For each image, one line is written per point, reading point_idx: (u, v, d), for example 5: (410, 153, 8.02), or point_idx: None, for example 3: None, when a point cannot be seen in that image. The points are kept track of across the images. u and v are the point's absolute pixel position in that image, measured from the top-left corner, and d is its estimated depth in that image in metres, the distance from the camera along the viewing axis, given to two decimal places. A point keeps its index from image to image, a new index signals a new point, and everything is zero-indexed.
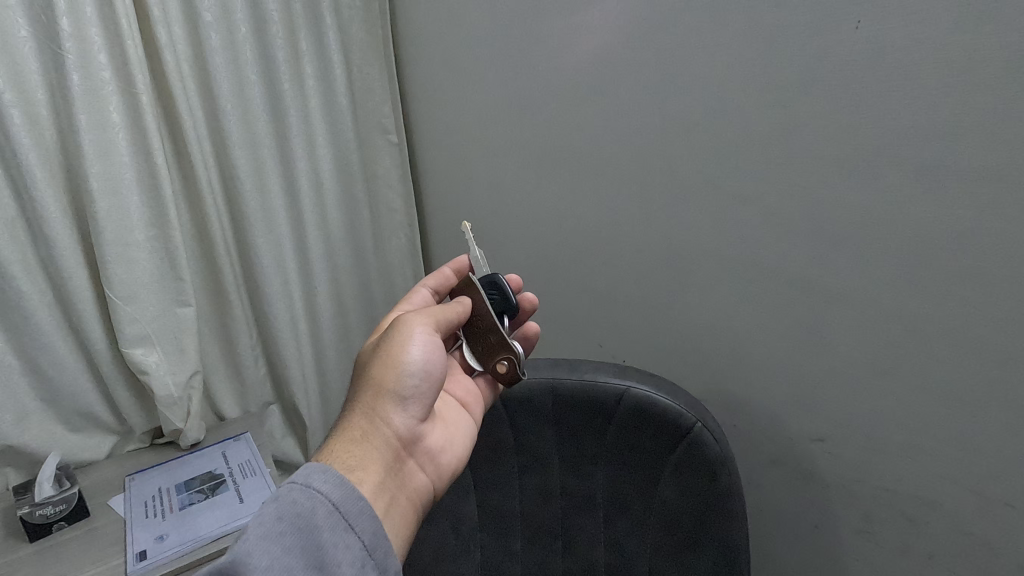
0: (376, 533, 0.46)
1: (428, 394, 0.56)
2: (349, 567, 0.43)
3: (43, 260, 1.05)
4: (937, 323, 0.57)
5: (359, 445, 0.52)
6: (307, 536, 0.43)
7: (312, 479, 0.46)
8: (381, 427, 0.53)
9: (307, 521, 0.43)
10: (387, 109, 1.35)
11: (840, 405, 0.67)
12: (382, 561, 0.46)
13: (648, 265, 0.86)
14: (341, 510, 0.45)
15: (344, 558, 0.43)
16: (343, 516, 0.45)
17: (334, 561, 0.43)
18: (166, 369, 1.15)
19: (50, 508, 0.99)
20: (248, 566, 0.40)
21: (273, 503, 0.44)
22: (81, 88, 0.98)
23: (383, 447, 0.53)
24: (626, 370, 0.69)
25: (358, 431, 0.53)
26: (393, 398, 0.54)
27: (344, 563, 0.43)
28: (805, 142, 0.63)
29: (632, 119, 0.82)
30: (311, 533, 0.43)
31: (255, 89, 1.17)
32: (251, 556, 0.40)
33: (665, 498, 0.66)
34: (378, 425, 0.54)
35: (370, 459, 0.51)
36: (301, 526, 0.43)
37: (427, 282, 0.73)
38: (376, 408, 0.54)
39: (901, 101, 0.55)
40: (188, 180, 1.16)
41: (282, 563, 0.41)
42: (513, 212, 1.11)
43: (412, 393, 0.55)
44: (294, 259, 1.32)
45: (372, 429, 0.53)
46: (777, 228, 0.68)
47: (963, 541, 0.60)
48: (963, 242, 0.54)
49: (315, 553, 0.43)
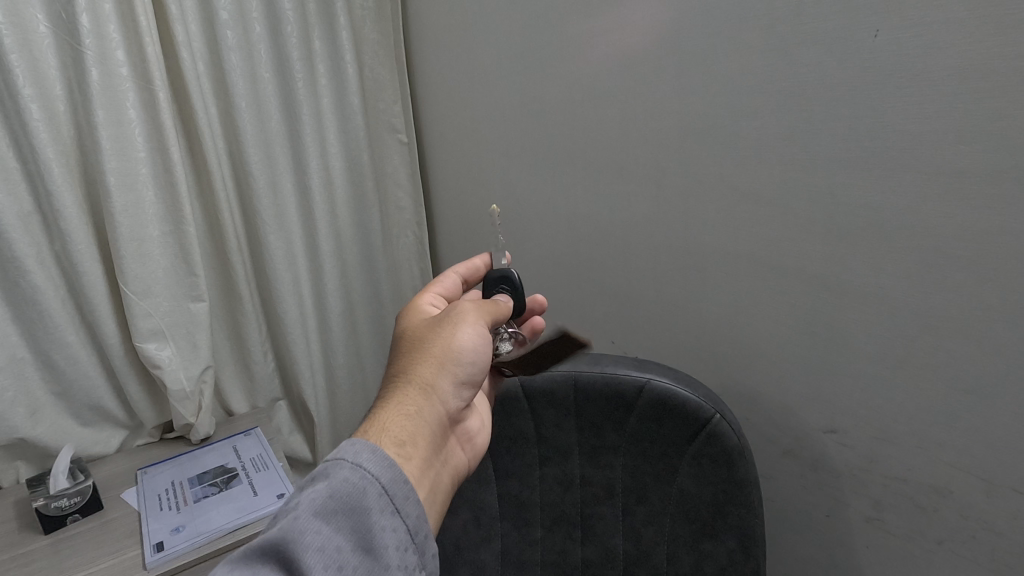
0: (418, 518, 0.47)
1: (475, 381, 0.60)
2: (394, 549, 0.45)
3: (59, 255, 1.06)
4: (949, 318, 0.59)
5: (412, 417, 0.53)
6: (358, 517, 0.44)
7: (361, 458, 0.47)
8: (432, 404, 0.55)
9: (355, 503, 0.44)
10: (397, 109, 1.37)
11: (853, 398, 0.69)
12: (422, 545, 0.47)
13: (661, 263, 0.88)
14: (389, 493, 0.46)
15: (391, 541, 0.45)
16: (390, 500, 0.46)
17: (383, 543, 0.44)
18: (178, 364, 1.16)
19: (65, 500, 1.00)
20: (302, 543, 0.41)
21: (324, 482, 0.45)
22: (99, 83, 0.98)
23: (432, 422, 0.54)
24: (645, 363, 0.71)
25: (411, 404, 0.54)
26: (446, 374, 0.57)
27: (391, 546, 0.44)
28: (820, 145, 0.65)
29: (647, 121, 0.84)
30: (362, 515, 0.44)
31: (269, 87, 1.18)
32: (305, 534, 0.42)
33: (683, 487, 0.68)
34: (429, 401, 0.55)
35: (421, 435, 0.52)
36: (352, 507, 0.44)
37: (458, 268, 0.76)
38: (430, 385, 0.56)
39: (917, 105, 0.57)
40: (201, 177, 1.17)
41: (334, 542, 0.42)
42: (524, 212, 1.13)
43: (464, 379, 0.58)
44: (305, 255, 1.33)
45: (425, 406, 0.55)
46: (791, 227, 0.70)
47: (972, 528, 0.62)
48: (973, 240, 0.56)
49: (363, 534, 0.44)
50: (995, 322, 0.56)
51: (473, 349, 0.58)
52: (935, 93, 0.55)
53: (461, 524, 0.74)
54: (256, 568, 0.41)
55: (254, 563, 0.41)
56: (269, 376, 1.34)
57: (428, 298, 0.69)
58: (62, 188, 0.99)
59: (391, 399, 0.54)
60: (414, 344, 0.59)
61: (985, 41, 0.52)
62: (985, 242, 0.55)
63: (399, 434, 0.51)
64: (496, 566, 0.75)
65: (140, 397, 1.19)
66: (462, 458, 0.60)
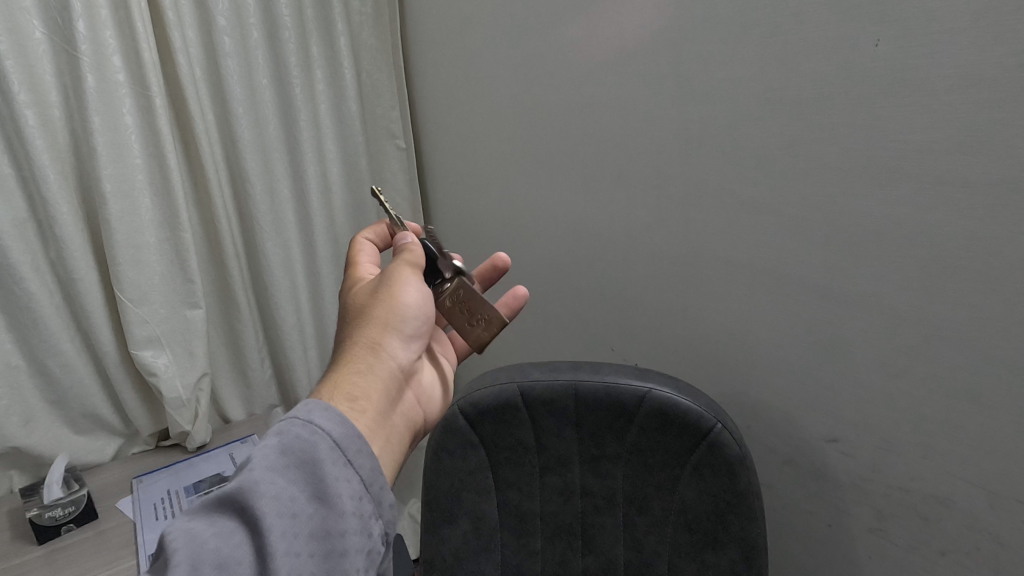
0: (374, 470, 0.46)
1: (422, 332, 0.61)
2: (350, 499, 0.44)
3: (54, 263, 1.05)
4: (952, 328, 0.59)
5: (363, 373, 0.54)
6: (310, 467, 0.43)
7: (313, 416, 0.46)
8: (383, 359, 0.56)
9: (310, 456, 0.44)
10: (395, 114, 1.36)
11: (855, 407, 0.69)
12: (379, 495, 0.46)
13: (660, 271, 0.88)
14: (342, 446, 0.45)
15: (345, 490, 0.44)
16: (344, 452, 0.45)
17: (337, 492, 0.43)
18: (174, 371, 1.16)
19: (58, 510, 0.99)
20: (254, 492, 0.41)
21: (276, 437, 0.44)
22: (95, 89, 0.98)
23: (386, 378, 0.55)
24: (646, 372, 0.70)
25: (361, 362, 0.55)
26: (393, 330, 0.58)
27: (346, 494, 0.43)
28: (823, 154, 0.65)
29: (647, 128, 0.84)
30: (314, 466, 0.43)
31: (267, 93, 1.18)
32: (258, 484, 0.41)
33: (685, 497, 0.67)
34: (379, 358, 0.56)
35: (374, 389, 0.53)
36: (304, 460, 0.43)
37: (363, 233, 0.73)
38: (377, 343, 0.57)
39: (919, 115, 0.57)
40: (199, 183, 1.17)
41: (289, 492, 0.42)
42: (523, 219, 1.12)
43: (410, 332, 0.59)
44: (301, 260, 1.33)
45: (375, 362, 0.56)
46: (793, 235, 0.70)
47: (978, 540, 0.62)
48: (974, 250, 0.56)
49: (317, 484, 0.43)
50: (998, 332, 0.56)
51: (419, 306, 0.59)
52: (937, 102, 0.55)
53: (461, 534, 0.74)
54: (216, 518, 0.41)
55: (214, 513, 0.41)
56: (266, 383, 1.34)
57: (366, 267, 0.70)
58: (58, 195, 0.99)
59: (343, 361, 0.55)
60: (360, 306, 0.60)
61: (989, 50, 0.52)
62: (988, 251, 0.55)
63: (351, 390, 0.52)
64: None
65: (135, 405, 1.19)
66: (416, 409, 0.62)
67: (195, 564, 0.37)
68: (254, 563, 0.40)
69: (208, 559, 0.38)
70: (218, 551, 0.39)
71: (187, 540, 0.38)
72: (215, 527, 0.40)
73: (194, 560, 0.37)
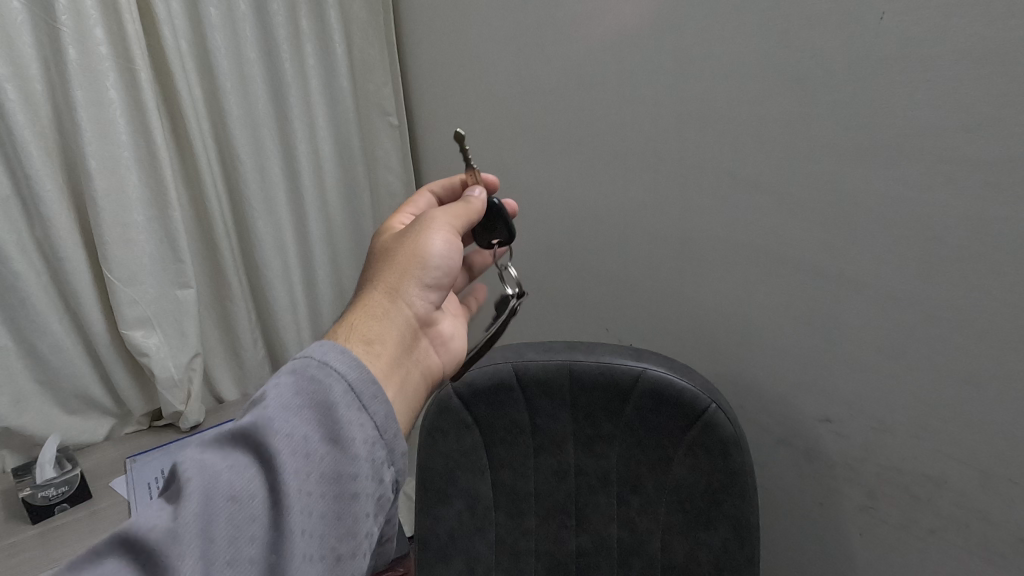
0: (388, 417, 0.45)
1: (446, 284, 0.58)
2: (362, 444, 0.43)
3: (40, 242, 1.03)
4: (949, 309, 0.59)
5: (379, 319, 0.53)
6: (324, 409, 0.43)
7: (327, 359, 0.44)
8: (400, 307, 0.55)
9: (323, 398, 0.43)
10: (388, 90, 1.32)
11: (849, 388, 0.69)
12: (392, 443, 0.45)
13: (656, 251, 0.87)
14: (355, 391, 0.44)
15: (358, 435, 0.43)
16: (357, 397, 0.44)
17: (349, 436, 0.42)
18: (166, 351, 1.16)
19: (51, 490, 0.99)
20: (269, 429, 0.40)
21: (291, 376, 0.43)
22: (77, 63, 0.95)
23: (403, 325, 0.54)
24: (641, 352, 0.70)
25: (377, 307, 0.54)
26: (414, 282, 0.56)
27: (358, 439, 0.43)
28: (823, 132, 0.64)
29: (643, 106, 0.82)
30: (327, 408, 0.42)
31: (256, 67, 1.15)
32: (272, 421, 0.41)
33: (678, 477, 0.67)
34: (397, 305, 0.55)
35: (388, 334, 0.52)
36: (319, 401, 0.43)
37: (433, 185, 0.73)
38: (396, 290, 0.55)
39: (922, 92, 0.56)
40: (187, 160, 1.14)
41: (302, 431, 0.41)
42: (517, 199, 1.11)
43: (434, 282, 0.57)
44: (294, 240, 1.31)
45: (391, 309, 0.55)
46: (791, 215, 0.69)
47: (966, 517, 0.62)
48: (974, 230, 0.55)
49: (330, 426, 0.42)
50: (994, 313, 0.56)
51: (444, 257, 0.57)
52: (940, 79, 0.54)
53: (456, 514, 0.74)
54: (229, 451, 0.40)
55: (227, 446, 0.41)
56: (259, 364, 1.33)
57: (403, 216, 0.68)
58: (42, 172, 0.96)
59: (360, 304, 0.54)
60: (385, 252, 0.59)
61: (994, 25, 0.50)
62: (988, 232, 0.55)
63: (367, 333, 0.51)
64: (491, 555, 0.75)
65: (127, 385, 1.18)
66: (439, 359, 0.61)
67: (208, 494, 0.37)
68: (267, 497, 0.39)
69: (221, 490, 0.38)
70: (232, 483, 0.38)
71: (200, 470, 0.38)
72: (229, 459, 0.40)
73: (207, 494, 0.37)
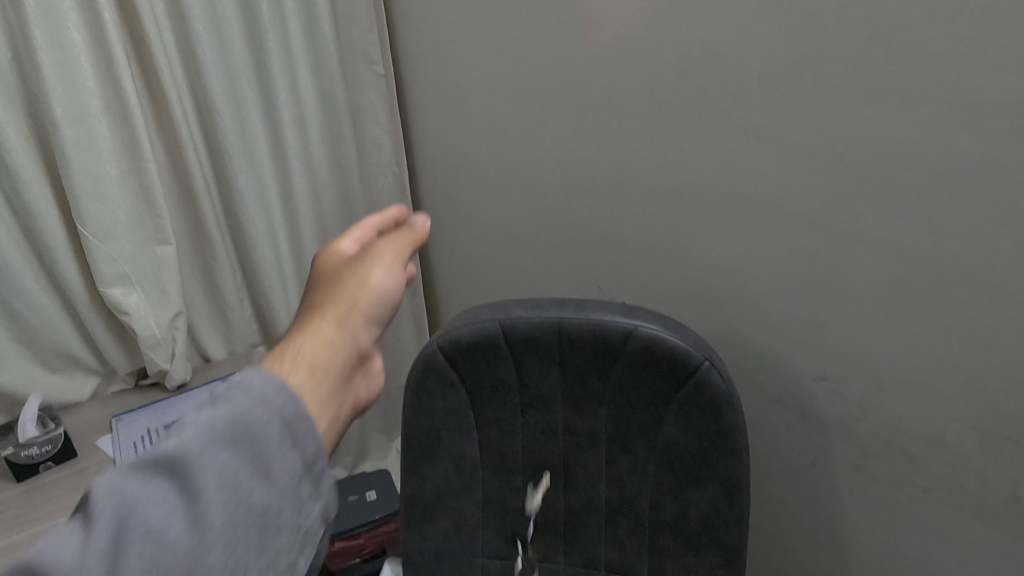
0: (318, 450, 0.38)
1: (388, 318, 0.52)
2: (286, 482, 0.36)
3: (9, 196, 1.00)
4: (958, 262, 0.56)
5: (325, 345, 0.44)
6: (252, 441, 0.36)
7: (252, 385, 0.37)
8: (347, 335, 0.47)
9: (251, 429, 0.36)
10: (373, 36, 1.21)
11: (848, 346, 0.66)
12: (319, 476, 0.38)
13: (652, 205, 0.83)
14: (286, 419, 0.37)
15: (286, 475, 0.36)
16: (288, 430, 0.37)
17: (276, 472, 0.36)
18: (147, 309, 1.12)
19: (35, 448, 0.99)
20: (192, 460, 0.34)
21: (212, 404, 0.36)
22: (34, 3, 0.90)
23: (346, 357, 0.45)
24: (633, 309, 0.67)
25: (325, 333, 0.45)
26: (360, 313, 0.49)
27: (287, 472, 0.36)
28: (836, 71, 0.59)
29: (643, 47, 0.76)
30: (254, 442, 0.35)
31: (230, 10, 1.09)
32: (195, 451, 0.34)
33: (669, 437, 0.65)
34: (342, 332, 0.47)
35: (334, 364, 0.44)
36: (247, 433, 0.36)
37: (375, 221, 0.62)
38: (343, 317, 0.48)
39: (947, 25, 0.52)
40: (160, 110, 1.09)
41: (231, 464, 0.35)
42: (509, 151, 1.05)
43: (379, 316, 0.50)
44: (277, 197, 1.26)
45: (337, 336, 0.46)
46: (795, 164, 0.65)
47: (962, 477, 0.61)
48: (993, 176, 0.52)
49: (259, 459, 0.36)
50: (1004, 265, 0.53)
51: (386, 284, 0.51)
52: (963, 9, 0.50)
53: (442, 473, 0.72)
54: (146, 478, 0.33)
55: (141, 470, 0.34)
56: (245, 322, 1.30)
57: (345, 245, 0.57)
58: (6, 122, 0.93)
59: (302, 329, 0.46)
60: (328, 282, 0.51)
61: None
62: (1007, 178, 0.51)
63: (306, 362, 0.43)
64: (477, 514, 0.73)
65: (109, 344, 1.16)
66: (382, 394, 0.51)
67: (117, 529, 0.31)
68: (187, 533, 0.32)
69: (131, 527, 0.31)
70: (144, 517, 0.32)
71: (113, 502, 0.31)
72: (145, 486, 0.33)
73: (95, 541, 0.30)
